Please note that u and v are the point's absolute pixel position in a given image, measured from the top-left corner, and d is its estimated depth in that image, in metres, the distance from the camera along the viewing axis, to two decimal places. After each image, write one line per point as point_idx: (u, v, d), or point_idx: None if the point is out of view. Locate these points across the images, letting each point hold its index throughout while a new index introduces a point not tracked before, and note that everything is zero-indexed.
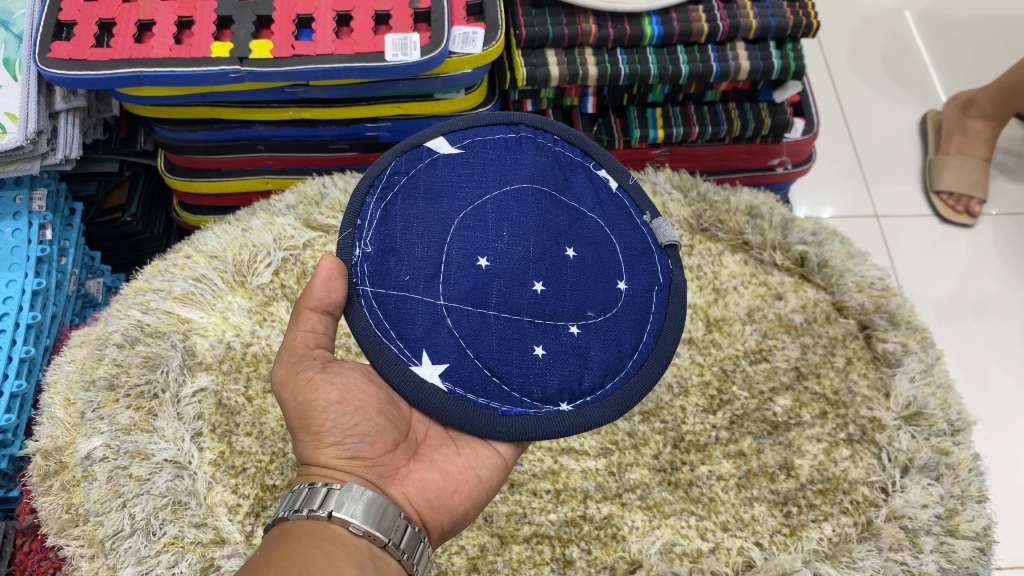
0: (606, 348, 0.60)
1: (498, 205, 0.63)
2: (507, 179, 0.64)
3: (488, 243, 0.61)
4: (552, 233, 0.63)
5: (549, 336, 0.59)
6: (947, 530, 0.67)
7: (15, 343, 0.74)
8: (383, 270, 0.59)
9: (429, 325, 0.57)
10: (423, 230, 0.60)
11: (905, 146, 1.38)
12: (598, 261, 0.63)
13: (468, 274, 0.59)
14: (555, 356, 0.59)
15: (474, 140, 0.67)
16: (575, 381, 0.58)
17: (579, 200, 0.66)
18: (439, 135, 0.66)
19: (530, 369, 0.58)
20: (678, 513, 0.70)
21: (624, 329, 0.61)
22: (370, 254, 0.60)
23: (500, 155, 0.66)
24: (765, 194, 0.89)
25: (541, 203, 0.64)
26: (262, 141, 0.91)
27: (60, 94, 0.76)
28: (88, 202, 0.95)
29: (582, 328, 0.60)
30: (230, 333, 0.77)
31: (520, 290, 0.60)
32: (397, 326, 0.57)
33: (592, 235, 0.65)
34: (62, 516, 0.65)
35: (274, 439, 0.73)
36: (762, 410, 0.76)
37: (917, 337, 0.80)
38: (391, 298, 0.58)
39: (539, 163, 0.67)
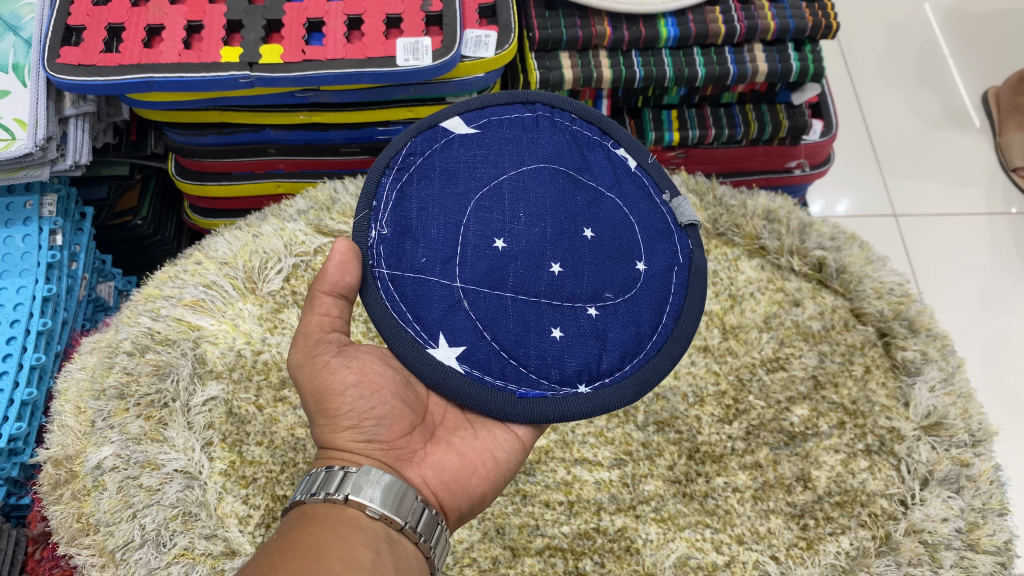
0: (624, 330, 0.59)
1: (514, 184, 0.62)
2: (523, 159, 0.63)
3: (505, 224, 0.60)
4: (569, 213, 0.61)
5: (567, 318, 0.58)
6: (968, 544, 0.66)
7: (25, 350, 0.73)
8: (399, 252, 0.58)
9: (445, 307, 0.56)
10: (439, 211, 0.59)
11: (923, 135, 1.36)
12: (616, 242, 0.62)
13: (485, 256, 0.58)
14: (572, 339, 0.57)
15: (490, 119, 0.65)
16: (593, 364, 0.57)
17: (597, 179, 0.65)
18: (455, 114, 0.65)
19: (547, 351, 0.57)
20: (693, 526, 0.69)
21: (643, 310, 0.60)
22: (386, 236, 0.59)
23: (516, 134, 0.65)
24: (783, 197, 0.88)
25: (559, 182, 0.63)
26: (273, 145, 0.90)
27: (70, 99, 0.77)
28: (99, 206, 0.94)
29: (601, 309, 0.59)
30: (241, 340, 0.77)
31: (537, 271, 0.59)
32: (413, 308, 0.57)
33: (610, 215, 0.63)
34: (73, 525, 0.65)
35: (285, 448, 0.73)
36: (779, 421, 0.75)
37: (938, 345, 0.78)
38: (407, 280, 0.57)
39: (557, 142, 0.65)
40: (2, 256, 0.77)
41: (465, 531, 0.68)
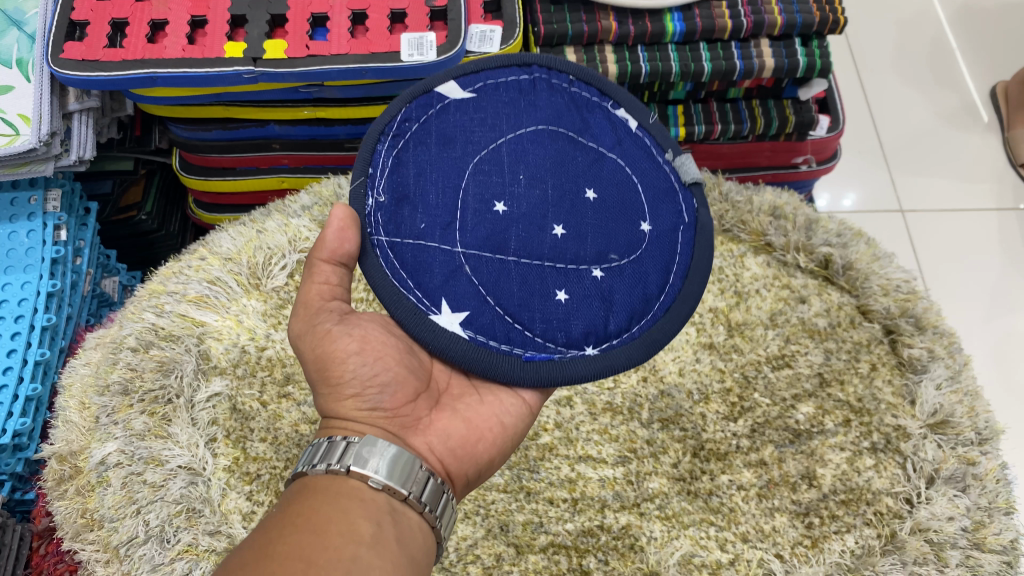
0: (631, 291, 0.58)
1: (513, 148, 0.61)
2: (521, 122, 0.62)
3: (505, 187, 0.59)
4: (570, 175, 0.61)
5: (571, 280, 0.57)
6: (974, 543, 0.65)
7: (30, 345, 0.73)
8: (397, 220, 0.56)
9: (447, 273, 0.55)
10: (438, 176, 0.58)
11: (927, 125, 1.36)
12: (618, 203, 0.62)
13: (486, 220, 0.57)
14: (578, 301, 0.57)
15: (486, 83, 0.64)
16: (600, 325, 0.57)
17: (597, 140, 0.64)
18: (450, 80, 0.63)
19: (553, 315, 0.56)
20: (698, 523, 0.69)
21: (648, 271, 0.60)
22: (384, 204, 0.57)
23: (513, 98, 0.63)
24: (789, 194, 0.87)
25: (560, 145, 0.63)
26: (277, 140, 0.90)
27: (73, 95, 0.76)
28: (104, 200, 0.94)
29: (607, 271, 0.58)
30: (245, 336, 0.77)
31: (539, 236, 0.58)
32: (414, 276, 0.55)
33: (612, 176, 0.63)
34: (77, 520, 0.65)
35: (289, 445, 0.72)
36: (785, 418, 0.75)
37: (944, 342, 0.77)
38: (408, 247, 0.56)
39: (555, 104, 0.64)
40: (7, 252, 0.77)
41: (468, 528, 0.68)
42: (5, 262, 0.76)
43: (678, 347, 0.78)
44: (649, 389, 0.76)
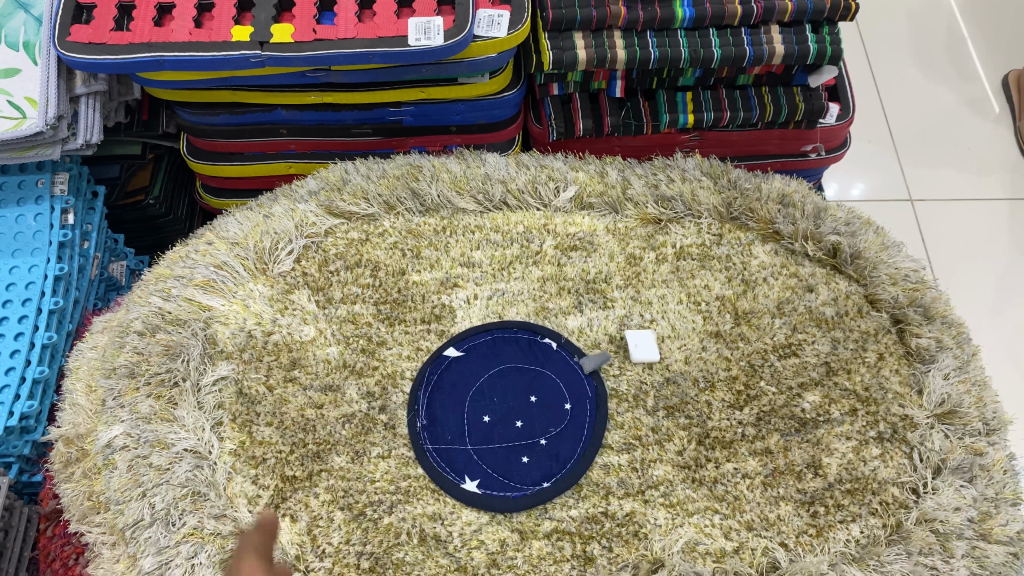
0: (568, 438, 0.72)
1: (491, 384, 0.75)
2: (483, 382, 0.75)
3: (493, 409, 0.73)
4: (521, 413, 0.73)
5: (530, 447, 0.72)
6: (981, 533, 0.65)
7: (37, 329, 0.74)
8: (437, 433, 0.72)
9: (467, 459, 0.71)
10: (455, 420, 0.73)
11: (935, 115, 1.35)
12: (547, 411, 0.73)
13: (483, 429, 0.72)
14: (537, 460, 0.71)
15: (462, 354, 0.76)
16: (549, 466, 0.70)
17: (529, 359, 0.76)
18: (450, 345, 0.76)
19: (517, 473, 0.70)
20: (702, 511, 0.69)
21: (574, 434, 0.72)
22: (425, 426, 0.72)
23: (477, 373, 0.75)
24: (798, 181, 0.86)
25: (513, 394, 0.74)
26: (285, 125, 0.90)
27: (81, 78, 0.76)
28: (111, 185, 0.95)
29: (549, 438, 0.72)
30: (251, 321, 0.76)
31: (510, 451, 0.71)
32: (447, 452, 0.71)
33: (545, 395, 0.74)
34: (84, 502, 0.68)
35: (295, 429, 0.71)
36: (791, 407, 0.73)
37: (953, 332, 0.75)
38: (440, 453, 0.71)
39: (505, 366, 0.75)
40: (14, 236, 0.77)
41: (473, 513, 0.69)
42: (13, 246, 0.77)
43: (684, 335, 0.77)
44: (655, 376, 0.75)
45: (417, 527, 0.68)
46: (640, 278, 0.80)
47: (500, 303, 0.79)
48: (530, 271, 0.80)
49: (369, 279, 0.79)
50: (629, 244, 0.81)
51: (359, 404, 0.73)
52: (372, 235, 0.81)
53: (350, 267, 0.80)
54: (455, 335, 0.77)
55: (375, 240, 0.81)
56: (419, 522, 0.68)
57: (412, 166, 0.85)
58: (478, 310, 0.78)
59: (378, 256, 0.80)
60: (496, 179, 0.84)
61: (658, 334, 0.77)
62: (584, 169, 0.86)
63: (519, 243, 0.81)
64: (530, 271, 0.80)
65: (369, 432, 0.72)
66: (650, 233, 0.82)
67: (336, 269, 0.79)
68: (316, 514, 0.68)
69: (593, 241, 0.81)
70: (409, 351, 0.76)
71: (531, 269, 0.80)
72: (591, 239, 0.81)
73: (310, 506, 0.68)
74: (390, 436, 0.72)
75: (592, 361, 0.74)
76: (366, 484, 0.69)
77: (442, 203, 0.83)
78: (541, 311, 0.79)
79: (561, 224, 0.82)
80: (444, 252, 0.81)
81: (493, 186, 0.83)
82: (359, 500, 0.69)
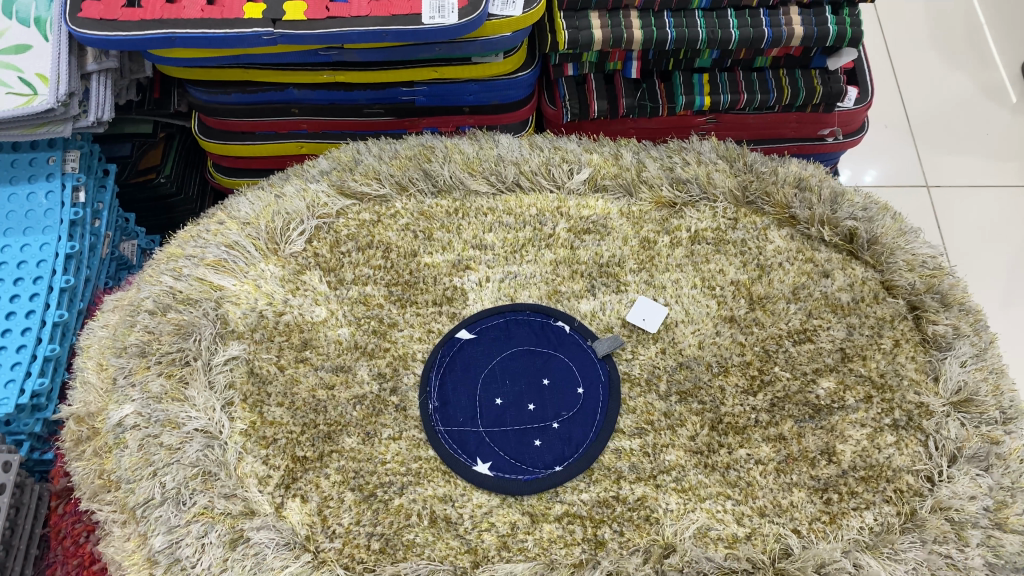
0: (580, 422, 0.71)
1: (504, 367, 0.74)
2: (496, 365, 0.74)
3: (505, 393, 0.73)
4: (534, 395, 0.73)
5: (543, 430, 0.71)
6: (995, 523, 0.64)
7: (48, 307, 0.74)
8: (449, 414, 0.72)
9: (478, 441, 0.71)
10: (467, 401, 0.73)
11: (952, 101, 1.33)
12: (560, 395, 0.73)
13: (495, 412, 0.72)
14: (549, 443, 0.71)
15: (476, 335, 0.76)
16: (561, 450, 0.70)
17: (542, 343, 0.75)
18: (463, 327, 0.76)
19: (530, 456, 0.70)
20: (714, 497, 0.68)
21: (587, 418, 0.72)
22: (437, 407, 0.72)
23: (490, 357, 0.75)
24: (816, 165, 0.85)
25: (526, 376, 0.74)
26: (297, 105, 0.89)
27: (91, 54, 0.76)
28: (122, 164, 0.95)
29: (562, 422, 0.72)
30: (263, 301, 0.75)
31: (522, 433, 0.71)
32: (459, 434, 0.71)
33: (558, 378, 0.74)
34: (95, 481, 0.68)
35: (306, 409, 0.71)
36: (805, 393, 0.73)
37: (970, 319, 0.74)
38: (452, 434, 0.71)
39: (519, 350, 0.75)
40: (26, 214, 0.78)
41: (485, 496, 0.68)
42: (24, 224, 0.77)
43: (698, 320, 0.76)
44: (668, 361, 0.75)
45: (428, 509, 0.67)
46: (654, 262, 0.79)
47: (512, 286, 0.78)
48: (542, 254, 0.79)
49: (380, 261, 0.79)
50: (643, 228, 0.81)
51: (370, 385, 0.73)
52: (383, 216, 0.81)
53: (362, 249, 0.79)
54: (466, 318, 0.76)
55: (387, 222, 0.81)
56: (429, 503, 0.68)
57: (425, 147, 0.85)
58: (490, 292, 0.78)
59: (390, 238, 0.80)
60: (509, 161, 0.83)
61: (672, 319, 0.76)
62: (598, 151, 0.85)
63: (531, 225, 0.81)
64: (542, 254, 0.79)
65: (380, 413, 0.72)
66: (665, 216, 0.81)
67: (348, 250, 0.79)
68: (327, 495, 0.68)
69: (607, 224, 0.81)
70: (421, 333, 0.76)
71: (544, 252, 0.79)
72: (604, 222, 0.81)
73: (320, 487, 0.68)
74: (401, 417, 0.72)
75: (606, 344, 0.74)
76: (377, 465, 0.69)
77: (454, 183, 0.82)
78: (553, 294, 0.78)
79: (574, 207, 0.81)
80: (456, 234, 0.80)
81: (506, 167, 0.82)
82: (369, 481, 0.68)
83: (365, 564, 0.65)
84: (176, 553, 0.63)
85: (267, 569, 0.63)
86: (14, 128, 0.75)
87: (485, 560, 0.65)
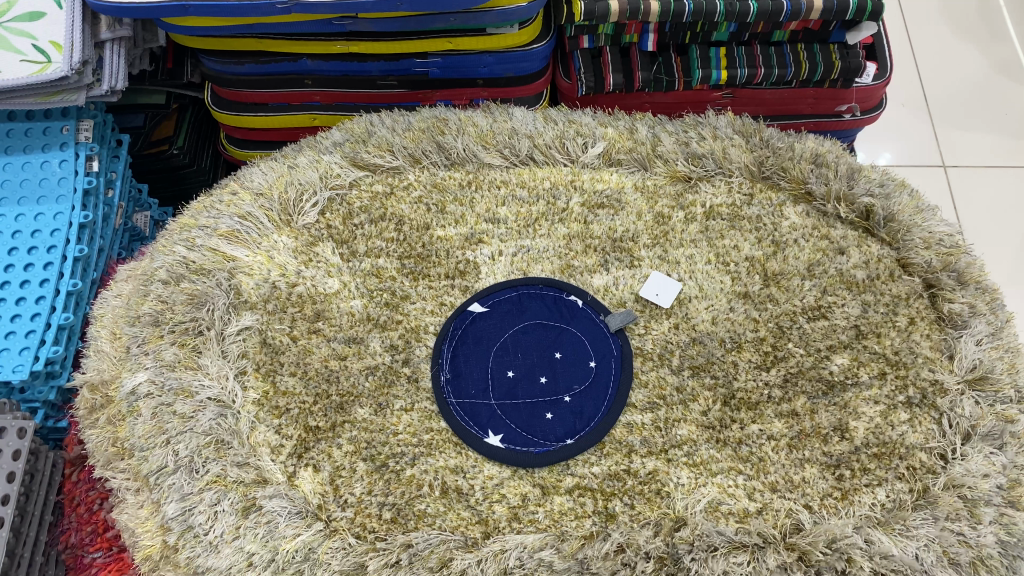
0: (592, 396, 0.71)
1: (516, 341, 0.74)
2: (508, 338, 0.74)
3: (517, 367, 0.73)
4: (546, 370, 0.73)
5: (555, 404, 0.71)
6: (1009, 501, 0.64)
7: (62, 276, 0.74)
8: (461, 386, 0.72)
9: (490, 413, 0.71)
10: (479, 374, 0.73)
11: (971, 79, 1.32)
12: (572, 370, 0.73)
13: (507, 385, 0.72)
14: (561, 417, 0.71)
15: (488, 308, 0.75)
16: (572, 424, 0.70)
17: (554, 318, 0.75)
18: (475, 300, 0.76)
19: (541, 429, 0.70)
20: (726, 472, 0.68)
21: (599, 393, 0.71)
22: (449, 379, 0.72)
23: (502, 330, 0.75)
24: (833, 142, 0.83)
25: (538, 350, 0.74)
26: (310, 76, 0.88)
27: (105, 23, 0.76)
28: (135, 134, 0.96)
29: (573, 395, 0.72)
30: (276, 272, 0.75)
31: (533, 406, 0.71)
32: (471, 406, 0.71)
33: (570, 353, 0.74)
34: (108, 449, 0.68)
35: (319, 379, 0.71)
36: (818, 369, 0.72)
37: (986, 298, 0.73)
38: (465, 406, 0.71)
39: (531, 323, 0.75)
40: (39, 182, 0.78)
41: (495, 468, 0.68)
42: (38, 193, 0.77)
43: (712, 295, 0.76)
44: (681, 336, 0.74)
45: (439, 479, 0.68)
46: (669, 237, 0.79)
47: (525, 260, 0.78)
48: (555, 228, 0.79)
49: (393, 234, 0.78)
50: (657, 202, 0.80)
51: (382, 356, 0.73)
52: (396, 188, 0.81)
53: (375, 221, 0.79)
54: (479, 291, 0.76)
55: (400, 194, 0.80)
56: (441, 474, 0.68)
57: (438, 119, 0.84)
58: (503, 266, 0.78)
59: (403, 210, 0.79)
60: (523, 134, 0.83)
61: (686, 294, 0.76)
62: (613, 125, 0.84)
63: (545, 199, 0.80)
64: (555, 228, 0.79)
65: (392, 385, 0.72)
66: (680, 191, 0.80)
67: (361, 222, 0.79)
68: (339, 464, 0.68)
69: (621, 198, 0.80)
70: (433, 306, 0.75)
71: (557, 226, 0.79)
72: (618, 197, 0.80)
73: (333, 456, 0.68)
74: (413, 389, 0.72)
75: (619, 318, 0.74)
76: (389, 436, 0.69)
77: (467, 156, 0.82)
78: (566, 269, 0.78)
79: (588, 180, 0.81)
80: (469, 207, 0.80)
81: (520, 141, 0.82)
82: (381, 452, 0.69)
83: (377, 533, 0.65)
84: (189, 520, 0.63)
85: (280, 537, 0.63)
86: (27, 95, 0.75)
87: (496, 531, 0.65)
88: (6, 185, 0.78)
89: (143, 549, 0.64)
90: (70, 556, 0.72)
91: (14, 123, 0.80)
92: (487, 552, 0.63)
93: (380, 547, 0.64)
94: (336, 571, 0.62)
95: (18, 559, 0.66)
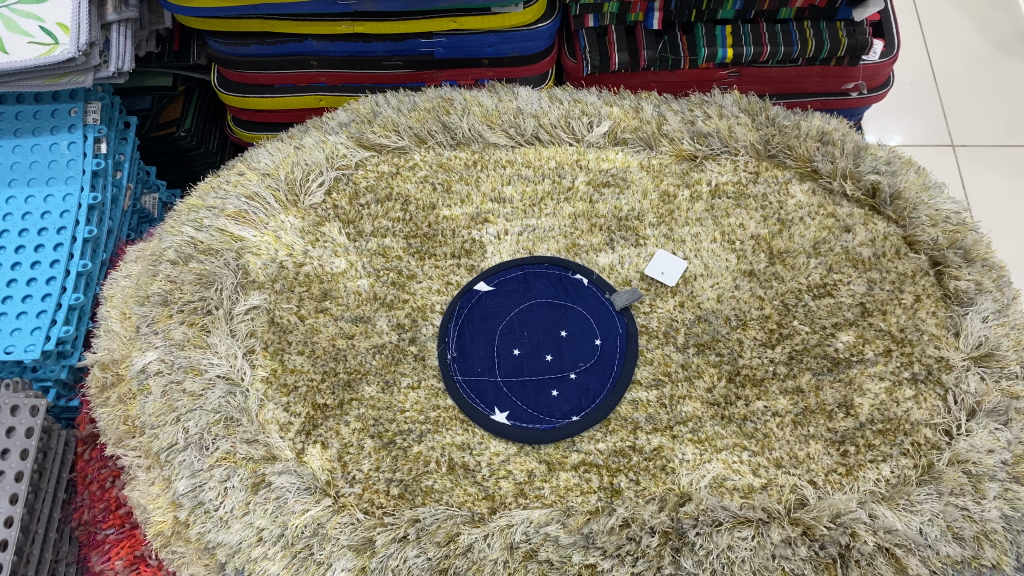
0: (598, 373, 0.72)
1: (522, 319, 0.75)
2: (514, 317, 0.75)
3: (522, 344, 0.73)
4: (551, 348, 0.73)
5: (561, 381, 0.72)
6: (1013, 477, 0.63)
7: (72, 257, 0.75)
8: (467, 364, 0.72)
9: (496, 391, 0.71)
10: (485, 352, 0.73)
11: (982, 58, 1.31)
12: (578, 347, 0.73)
13: (513, 363, 0.73)
14: (566, 394, 0.71)
15: (495, 287, 0.76)
16: (579, 401, 0.71)
17: (560, 296, 0.76)
18: (481, 279, 0.76)
19: (547, 406, 0.71)
20: (731, 448, 0.68)
21: (605, 370, 0.72)
22: (456, 357, 0.73)
23: (508, 308, 0.75)
24: (839, 120, 0.83)
25: (543, 328, 0.74)
26: (315, 57, 0.89)
27: (112, 5, 0.77)
28: (144, 116, 0.97)
29: (579, 372, 0.72)
30: (283, 252, 0.76)
31: (538, 384, 0.72)
32: (478, 384, 0.72)
33: (575, 331, 0.74)
34: (119, 427, 0.69)
35: (326, 358, 0.72)
36: (824, 346, 0.72)
37: (994, 275, 0.72)
38: (471, 384, 0.72)
39: (538, 302, 0.75)
40: (49, 164, 0.79)
41: (502, 445, 0.69)
42: (47, 174, 0.78)
43: (717, 274, 0.76)
44: (686, 314, 0.74)
45: (446, 456, 0.68)
46: (674, 216, 0.79)
47: (531, 239, 0.78)
48: (561, 208, 0.79)
49: (399, 214, 0.79)
50: (663, 180, 0.80)
51: (389, 335, 0.73)
52: (402, 168, 0.81)
53: (381, 201, 0.79)
54: (484, 270, 0.76)
55: (406, 173, 0.81)
56: (448, 451, 0.68)
57: (443, 99, 0.84)
58: (508, 246, 0.78)
59: (408, 190, 0.80)
60: (528, 113, 0.83)
61: (691, 272, 0.76)
62: (619, 104, 0.84)
63: (550, 178, 0.80)
64: (561, 208, 0.79)
65: (399, 362, 0.72)
66: (685, 169, 0.80)
67: (367, 203, 0.79)
68: (347, 441, 0.69)
69: (626, 177, 0.80)
70: (439, 285, 0.76)
71: (563, 205, 0.79)
72: (624, 175, 0.80)
73: (340, 434, 0.69)
74: (419, 366, 0.72)
75: (624, 297, 0.74)
76: (396, 414, 0.70)
77: (473, 136, 0.82)
78: (571, 248, 0.78)
79: (593, 160, 0.81)
80: (475, 186, 0.80)
81: (525, 120, 0.82)
82: (389, 429, 0.69)
83: (385, 508, 0.66)
84: (200, 496, 0.64)
85: (289, 513, 0.64)
86: (35, 78, 0.76)
87: (502, 506, 0.66)
88: (15, 167, 0.78)
89: (154, 525, 0.66)
90: (84, 532, 0.73)
91: (22, 105, 0.81)
92: (493, 527, 0.64)
93: (387, 522, 0.64)
94: (345, 546, 0.63)
95: (32, 535, 0.67)
